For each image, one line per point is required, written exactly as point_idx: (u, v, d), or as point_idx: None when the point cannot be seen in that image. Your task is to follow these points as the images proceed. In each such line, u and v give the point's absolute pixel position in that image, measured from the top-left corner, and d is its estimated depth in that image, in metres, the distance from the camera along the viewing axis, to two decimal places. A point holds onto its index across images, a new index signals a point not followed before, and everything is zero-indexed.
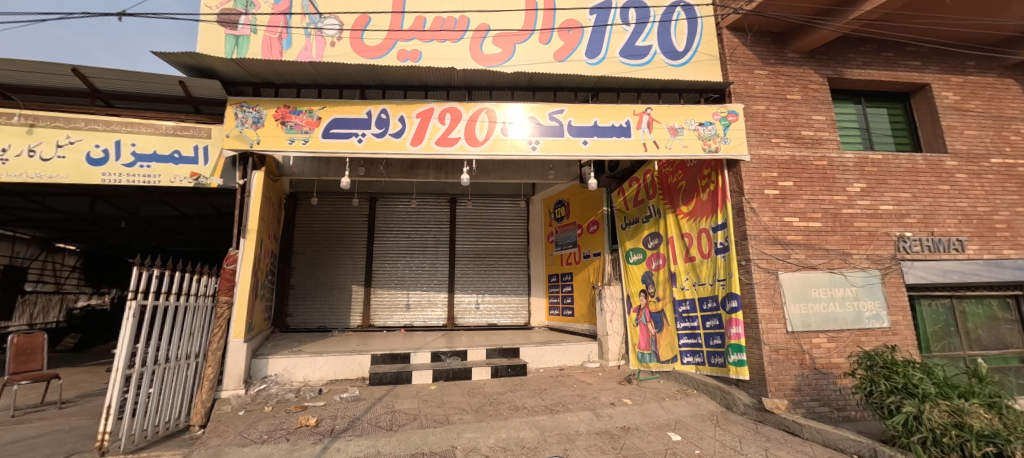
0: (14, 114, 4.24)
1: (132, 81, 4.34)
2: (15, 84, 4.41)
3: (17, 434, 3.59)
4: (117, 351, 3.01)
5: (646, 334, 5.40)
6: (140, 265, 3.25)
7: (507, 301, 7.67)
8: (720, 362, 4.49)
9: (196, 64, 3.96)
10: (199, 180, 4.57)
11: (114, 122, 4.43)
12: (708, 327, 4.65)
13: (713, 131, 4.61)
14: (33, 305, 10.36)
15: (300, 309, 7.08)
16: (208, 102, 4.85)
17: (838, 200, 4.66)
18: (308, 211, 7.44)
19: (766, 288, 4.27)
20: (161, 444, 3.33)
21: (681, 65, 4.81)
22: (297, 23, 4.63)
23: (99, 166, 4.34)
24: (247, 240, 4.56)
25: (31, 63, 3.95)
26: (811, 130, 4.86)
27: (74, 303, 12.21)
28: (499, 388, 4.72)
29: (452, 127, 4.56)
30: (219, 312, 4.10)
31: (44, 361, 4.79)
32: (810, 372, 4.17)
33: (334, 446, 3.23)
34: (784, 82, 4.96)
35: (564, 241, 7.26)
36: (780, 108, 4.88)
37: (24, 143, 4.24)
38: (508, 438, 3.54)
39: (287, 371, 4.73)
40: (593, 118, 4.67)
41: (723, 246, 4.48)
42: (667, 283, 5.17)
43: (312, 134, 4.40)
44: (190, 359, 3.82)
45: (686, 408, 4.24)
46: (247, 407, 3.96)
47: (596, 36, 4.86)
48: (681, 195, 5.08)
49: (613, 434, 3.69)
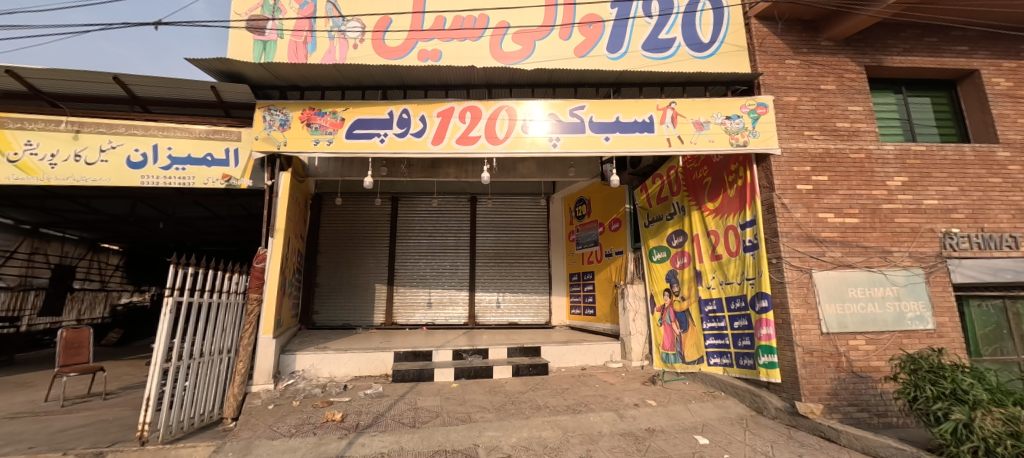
0: (62, 121, 4.51)
1: (168, 86, 4.52)
2: (62, 93, 4.66)
3: (65, 423, 3.81)
4: (155, 346, 3.14)
5: (670, 333, 5.25)
6: (176, 264, 3.37)
7: (528, 300, 7.64)
8: (749, 363, 4.31)
9: (226, 69, 4.13)
10: (230, 182, 4.72)
11: (151, 127, 4.64)
12: (736, 328, 4.49)
13: (741, 124, 4.45)
14: (81, 302, 11.01)
15: (326, 306, 7.25)
16: (237, 105, 5.01)
17: (877, 194, 4.42)
18: (332, 210, 7.61)
19: (799, 286, 4.11)
20: (196, 436, 3.46)
21: (706, 57, 4.66)
22: (321, 26, 4.73)
23: (139, 169, 4.56)
24: (275, 239, 4.69)
25: (78, 72, 4.18)
26: (847, 121, 4.62)
27: (117, 300, 12.91)
28: (521, 387, 4.70)
29: (472, 126, 4.56)
30: (249, 308, 4.27)
31: (89, 355, 5.05)
32: (847, 376, 3.97)
33: (359, 442, 3.30)
34: (817, 71, 4.74)
35: (586, 239, 7.16)
36: (813, 99, 4.66)
37: (71, 148, 4.50)
38: (530, 437, 3.51)
39: (313, 367, 4.86)
40: (615, 114, 4.59)
41: (752, 244, 4.30)
42: (692, 282, 5.02)
43: (336, 135, 4.49)
44: (222, 354, 3.97)
45: (713, 411, 4.10)
46: (276, 402, 4.08)
47: (617, 30, 4.78)
48: (707, 191, 4.92)
49: (637, 436, 3.60)
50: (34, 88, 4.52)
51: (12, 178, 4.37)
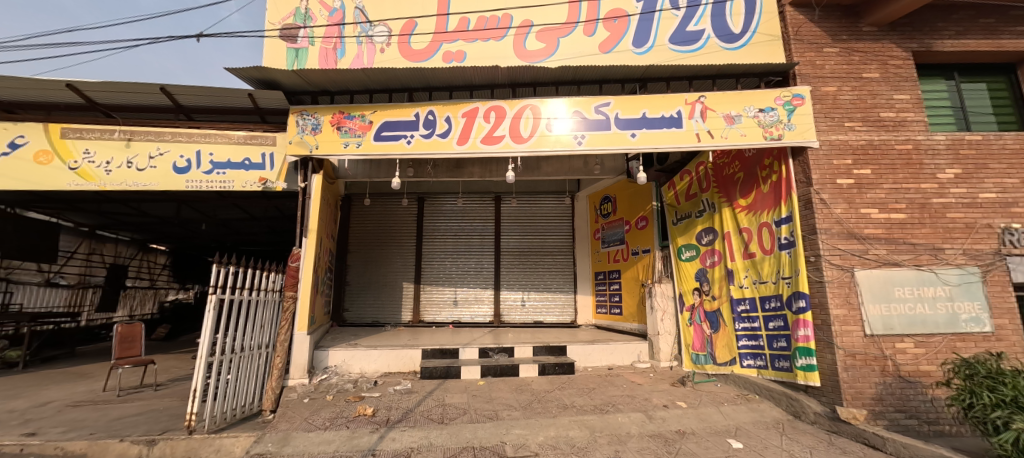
0: (116, 131, 4.83)
1: (209, 95, 4.76)
2: (115, 104, 4.99)
3: (122, 412, 4.10)
4: (201, 341, 3.33)
5: (700, 334, 5.11)
6: (219, 263, 3.56)
7: (553, 299, 7.61)
8: (785, 366, 4.15)
9: (262, 76, 4.32)
10: (266, 184, 4.93)
11: (195, 134, 4.91)
12: (771, 328, 4.32)
13: (775, 117, 4.28)
14: (133, 298, 11.78)
15: (356, 304, 7.47)
16: (273, 111, 5.22)
17: (926, 188, 4.15)
18: (361, 211, 7.82)
19: (840, 286, 3.92)
20: (237, 427, 3.65)
21: (738, 48, 4.50)
22: (349, 32, 4.87)
23: (184, 174, 4.84)
24: (308, 239, 4.87)
25: (129, 83, 4.46)
26: (892, 111, 4.36)
27: (165, 297, 13.74)
28: (547, 386, 4.69)
29: (496, 125, 4.58)
30: (285, 306, 4.45)
31: (141, 348, 5.38)
32: (893, 380, 3.76)
33: (389, 436, 3.39)
34: (858, 59, 4.50)
35: (612, 237, 7.06)
36: (854, 88, 4.42)
37: (124, 155, 4.81)
38: (557, 436, 3.50)
39: (345, 362, 5.01)
40: (641, 110, 4.50)
41: (788, 241, 4.13)
42: (724, 281, 4.87)
43: (364, 137, 4.60)
44: (261, 349, 4.15)
45: (747, 414, 3.95)
46: (311, 396, 4.25)
47: (643, 24, 4.69)
48: (739, 187, 4.75)
49: (667, 437, 3.52)
50: (91, 100, 4.86)
51: (73, 184, 4.73)
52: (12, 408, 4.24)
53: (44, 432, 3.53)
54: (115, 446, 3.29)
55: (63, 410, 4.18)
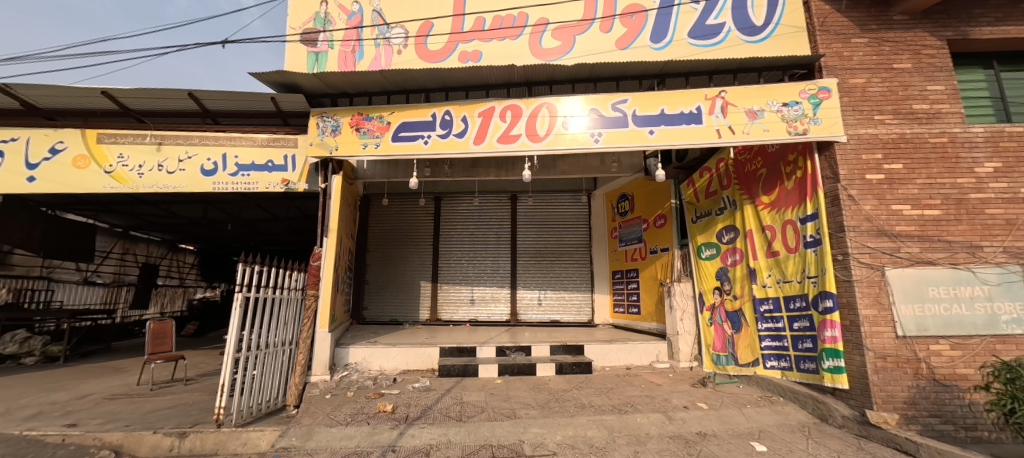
0: (147, 135, 5.03)
1: (233, 99, 4.92)
2: (147, 109, 5.20)
3: (155, 405, 4.28)
4: (227, 337, 3.44)
5: (721, 334, 5.00)
6: (244, 262, 3.67)
7: (569, 298, 7.57)
8: (811, 368, 4.03)
9: (283, 80, 4.42)
10: (289, 185, 5.06)
11: (221, 137, 5.07)
12: (796, 329, 4.20)
13: (800, 111, 4.15)
14: (163, 296, 12.27)
15: (374, 302, 7.60)
16: (294, 114, 5.36)
17: (963, 183, 3.95)
18: (379, 211, 7.94)
19: (869, 286, 3.79)
20: (262, 421, 3.76)
21: (760, 41, 4.37)
22: (367, 35, 4.95)
23: (210, 176, 5.00)
24: (329, 238, 4.96)
25: (160, 90, 4.64)
26: (925, 103, 4.17)
27: (193, 295, 14.25)
28: (565, 385, 4.67)
29: (513, 124, 4.58)
30: (307, 304, 4.55)
31: (172, 344, 5.59)
32: (927, 384, 3.62)
33: (409, 433, 3.44)
34: (889, 49, 4.32)
35: (629, 236, 6.97)
36: (885, 80, 4.25)
37: (155, 159, 5.01)
38: (575, 435, 3.49)
39: (365, 360, 5.09)
40: (660, 106, 4.43)
41: (814, 239, 4.01)
42: (746, 280, 4.75)
43: (382, 138, 4.68)
44: (285, 346, 4.26)
45: (771, 416, 3.85)
46: (332, 392, 4.35)
47: (661, 19, 4.62)
48: (761, 184, 4.63)
49: (688, 439, 3.47)
50: (124, 106, 5.07)
51: (108, 186, 4.95)
52: (55, 400, 4.48)
53: (84, 424, 3.71)
54: (149, 438, 3.43)
55: (101, 403, 4.39)
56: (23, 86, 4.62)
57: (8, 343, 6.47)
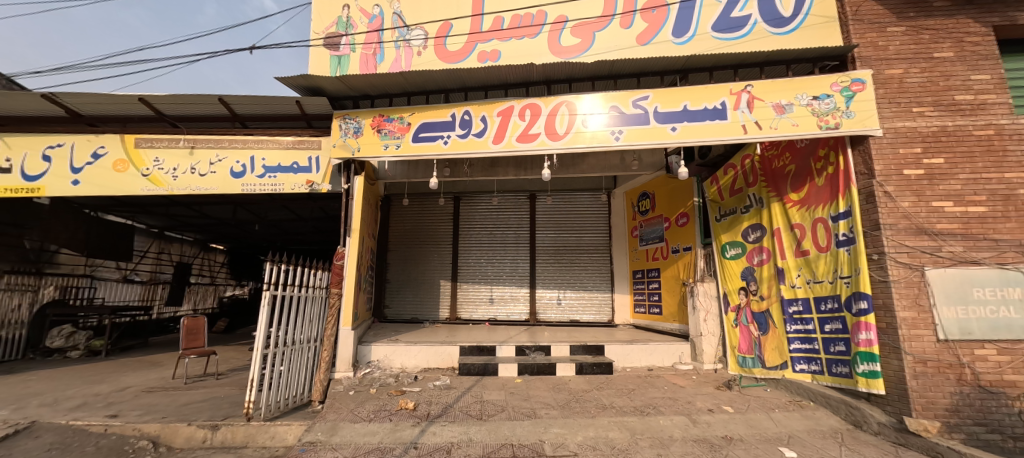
0: (181, 140, 5.25)
1: (261, 103, 5.08)
2: (180, 115, 5.43)
3: (190, 398, 4.46)
4: (256, 334, 3.55)
5: (747, 336, 4.86)
6: (272, 261, 3.78)
7: (589, 298, 7.51)
8: (844, 372, 3.87)
9: (308, 84, 4.54)
10: (313, 186, 5.18)
11: (249, 140, 5.25)
12: (827, 331, 4.04)
13: (831, 104, 3.99)
14: (196, 294, 12.80)
15: (395, 301, 7.72)
16: (318, 116, 5.49)
17: (1011, 178, 3.71)
18: (400, 211, 8.06)
19: (908, 286, 3.61)
20: (290, 415, 3.87)
21: (788, 32, 4.25)
22: (388, 37, 5.03)
23: (240, 178, 5.18)
24: (352, 238, 5.06)
25: (192, 95, 4.84)
26: (969, 93, 3.93)
27: (224, 293, 14.82)
28: (585, 386, 4.63)
29: (532, 123, 4.56)
30: (331, 302, 4.65)
31: (204, 340, 5.82)
32: (971, 390, 3.42)
33: (431, 431, 3.47)
34: (928, 38, 4.10)
35: (650, 235, 6.85)
36: (923, 70, 4.03)
37: (188, 162, 5.22)
38: (597, 436, 3.45)
39: (387, 357, 5.18)
40: (682, 102, 4.33)
41: (847, 238, 3.85)
42: (773, 280, 4.60)
43: (403, 139, 4.74)
44: (310, 343, 4.37)
45: (801, 421, 3.72)
46: (356, 388, 4.44)
47: (684, 12, 4.52)
48: (790, 181, 4.47)
49: (713, 443, 3.38)
50: (160, 112, 5.31)
51: (146, 189, 5.20)
52: (98, 392, 4.72)
53: (125, 415, 3.90)
54: (184, 430, 3.58)
55: (139, 395, 4.61)
56: (68, 94, 4.89)
57: (55, 337, 6.88)
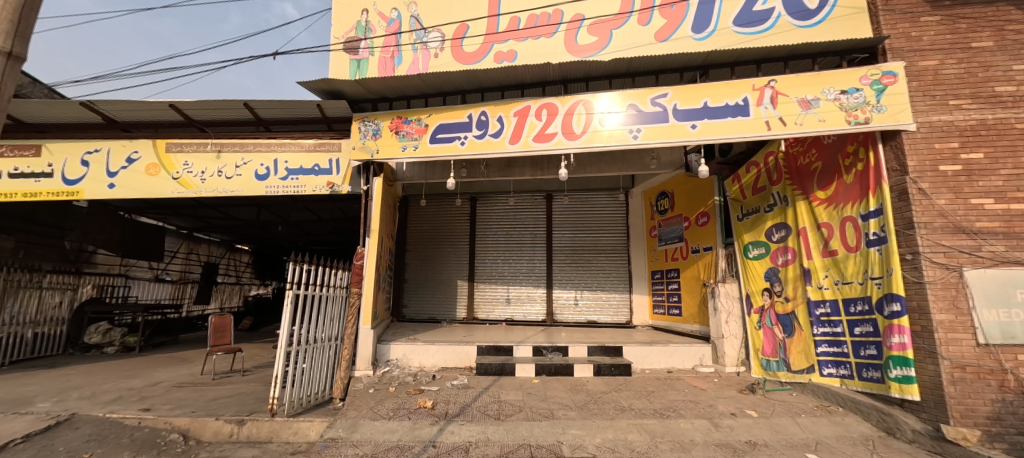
0: (209, 144, 5.44)
1: (284, 108, 5.22)
2: (208, 119, 5.63)
3: (218, 393, 4.62)
4: (280, 332, 3.65)
5: (771, 338, 4.72)
6: (294, 261, 3.87)
7: (606, 299, 7.43)
8: (875, 376, 3.72)
9: (328, 87, 4.64)
10: (334, 188, 5.28)
11: (273, 144, 5.40)
12: (857, 334, 3.89)
13: (861, 98, 3.85)
14: (223, 293, 13.24)
15: (413, 300, 7.81)
16: (338, 119, 5.61)
17: None
18: (417, 211, 8.16)
19: (944, 288, 3.45)
20: (311, 412, 3.96)
21: (813, 25, 4.12)
22: (405, 40, 5.10)
23: (263, 180, 5.33)
24: (371, 238, 5.14)
25: (220, 101, 5.01)
26: (1011, 84, 3.71)
27: (249, 292, 15.28)
28: (604, 387, 4.59)
29: (548, 123, 4.55)
30: (351, 301, 4.74)
31: (231, 337, 5.99)
32: (1015, 398, 3.24)
33: (449, 429, 3.50)
34: (966, 27, 3.90)
35: (669, 235, 6.74)
36: (960, 61, 3.83)
37: (215, 165, 5.41)
38: (615, 439, 3.41)
39: (405, 356, 5.24)
40: (702, 99, 4.25)
41: (878, 237, 3.70)
42: (799, 281, 4.45)
43: (421, 140, 4.79)
44: (331, 341, 4.46)
45: (829, 428, 3.59)
46: (375, 386, 4.51)
47: (704, 7, 4.43)
48: (816, 179, 4.32)
49: (736, 448, 3.29)
50: (189, 117, 5.52)
51: (176, 191, 5.40)
52: (132, 386, 4.94)
53: (157, 408, 4.07)
54: (212, 424, 3.71)
55: (170, 390, 4.79)
56: (104, 102, 5.13)
57: (93, 333, 7.21)
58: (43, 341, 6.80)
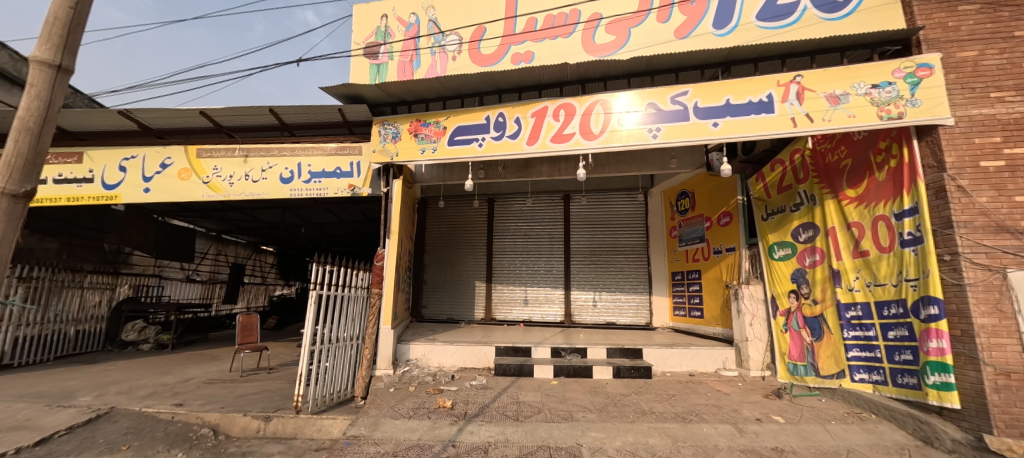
0: (236, 149, 5.64)
1: (307, 113, 5.37)
2: (235, 125, 5.83)
3: (245, 390, 4.77)
4: (304, 331, 3.75)
5: (798, 342, 4.56)
6: (317, 262, 3.98)
7: (625, 300, 7.35)
8: (912, 383, 3.56)
9: (349, 92, 4.74)
10: (355, 190, 5.39)
11: (296, 148, 5.55)
12: (890, 339, 3.73)
13: (893, 93, 3.70)
14: (249, 293, 13.68)
15: (432, 301, 7.90)
16: (359, 123, 5.72)
17: None
18: (436, 213, 8.25)
19: (986, 291, 3.28)
20: (334, 409, 4.05)
21: (840, 18, 3.99)
22: (423, 44, 5.17)
23: (288, 183, 5.50)
24: (391, 239, 5.23)
25: (247, 107, 5.19)
26: None
27: (273, 292, 15.75)
28: (623, 390, 4.53)
29: (566, 123, 4.53)
30: (372, 302, 4.82)
31: (257, 336, 6.19)
32: None
33: (468, 429, 3.52)
34: (1009, 14, 3.68)
35: (690, 235, 6.62)
36: (1003, 51, 3.63)
37: (242, 170, 5.60)
38: (636, 442, 3.37)
39: (425, 356, 5.30)
40: (724, 96, 4.16)
41: (913, 237, 3.55)
42: (828, 282, 4.29)
43: (439, 143, 4.85)
44: (352, 341, 4.55)
45: (861, 435, 3.45)
46: (395, 385, 4.57)
47: (725, 2, 4.34)
48: (846, 177, 4.15)
49: (761, 454, 3.21)
50: (218, 123, 5.73)
51: (206, 195, 5.62)
52: (166, 382, 5.16)
53: (189, 404, 4.24)
54: (240, 420, 3.84)
55: (201, 386, 4.98)
56: (140, 110, 5.39)
57: (130, 331, 7.57)
58: (84, 338, 7.18)
